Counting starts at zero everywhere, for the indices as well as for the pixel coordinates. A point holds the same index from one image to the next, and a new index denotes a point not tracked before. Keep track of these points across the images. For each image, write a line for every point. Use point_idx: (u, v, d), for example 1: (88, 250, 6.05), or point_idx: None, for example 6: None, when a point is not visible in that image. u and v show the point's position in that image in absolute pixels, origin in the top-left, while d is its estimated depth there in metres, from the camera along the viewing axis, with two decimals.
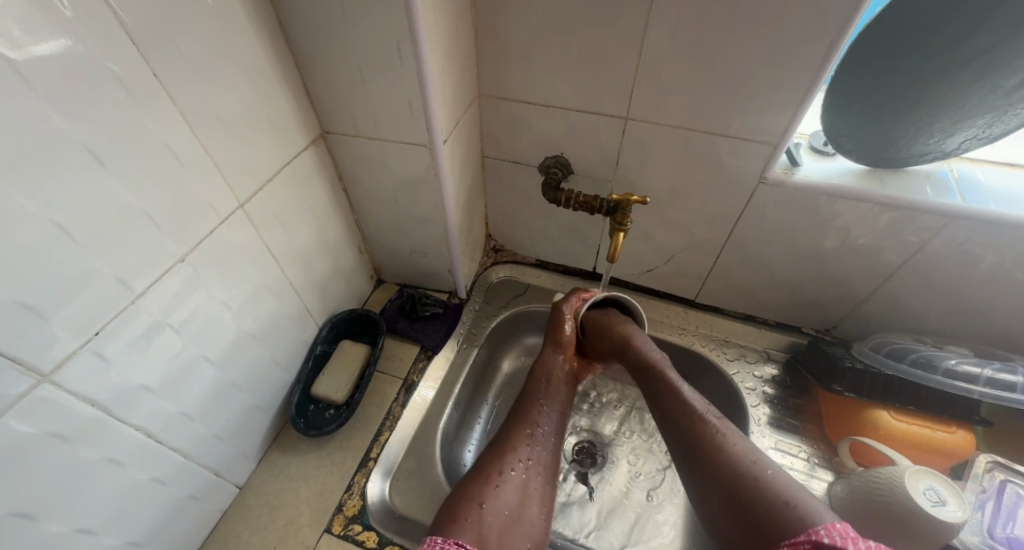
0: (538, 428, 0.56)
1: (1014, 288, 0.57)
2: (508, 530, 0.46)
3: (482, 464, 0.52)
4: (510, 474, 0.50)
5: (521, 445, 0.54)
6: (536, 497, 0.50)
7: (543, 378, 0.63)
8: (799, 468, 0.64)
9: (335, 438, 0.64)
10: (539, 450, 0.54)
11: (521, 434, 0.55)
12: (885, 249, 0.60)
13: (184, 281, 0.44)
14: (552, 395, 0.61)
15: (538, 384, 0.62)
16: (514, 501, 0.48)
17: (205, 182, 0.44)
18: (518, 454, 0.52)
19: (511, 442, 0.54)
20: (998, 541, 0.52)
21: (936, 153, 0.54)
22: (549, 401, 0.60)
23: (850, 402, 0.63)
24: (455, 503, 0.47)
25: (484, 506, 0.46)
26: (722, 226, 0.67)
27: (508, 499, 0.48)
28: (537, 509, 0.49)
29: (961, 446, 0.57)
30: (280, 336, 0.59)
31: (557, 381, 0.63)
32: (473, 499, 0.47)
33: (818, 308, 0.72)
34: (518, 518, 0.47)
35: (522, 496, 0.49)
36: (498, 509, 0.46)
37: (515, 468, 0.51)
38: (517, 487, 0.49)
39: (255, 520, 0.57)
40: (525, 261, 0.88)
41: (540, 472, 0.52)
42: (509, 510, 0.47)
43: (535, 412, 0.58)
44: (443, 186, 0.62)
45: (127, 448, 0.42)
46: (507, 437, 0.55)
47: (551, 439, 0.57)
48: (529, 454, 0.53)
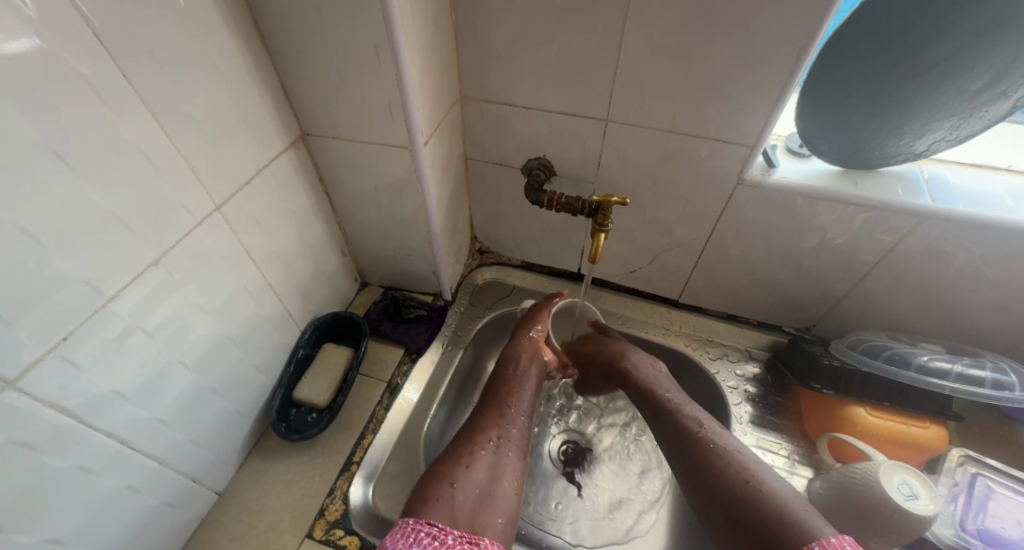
0: (507, 408, 0.57)
1: (982, 286, 0.58)
2: (480, 506, 0.45)
3: (453, 447, 0.52)
4: (481, 454, 0.50)
5: (491, 426, 0.54)
6: (508, 475, 0.50)
7: (512, 361, 0.64)
8: (780, 465, 0.65)
9: (318, 443, 0.63)
10: (509, 431, 0.55)
11: (489, 416, 0.56)
12: (860, 248, 0.61)
13: (158, 285, 0.43)
14: (522, 379, 0.62)
15: (508, 370, 0.63)
16: (485, 479, 0.48)
17: (178, 184, 0.43)
18: (487, 435, 0.53)
19: (480, 426, 0.54)
20: (970, 534, 0.53)
21: (907, 154, 0.56)
22: (520, 384, 0.61)
23: (828, 399, 0.64)
24: (425, 484, 0.47)
25: (455, 485, 0.46)
26: (703, 227, 0.68)
27: (478, 477, 0.48)
28: (509, 485, 0.49)
29: (934, 441, 0.59)
30: (259, 340, 0.59)
31: (525, 362, 0.63)
32: (444, 479, 0.47)
33: (798, 306, 0.73)
34: (491, 495, 0.47)
35: (493, 472, 0.49)
36: (470, 486, 0.46)
37: (485, 448, 0.51)
38: (488, 466, 0.49)
39: (234, 527, 0.56)
40: (510, 263, 0.89)
41: (511, 452, 0.53)
42: (480, 489, 0.47)
43: (505, 394, 0.59)
44: (426, 188, 0.62)
45: (99, 455, 0.41)
46: (479, 421, 0.56)
47: (521, 423, 0.57)
48: (498, 435, 0.53)
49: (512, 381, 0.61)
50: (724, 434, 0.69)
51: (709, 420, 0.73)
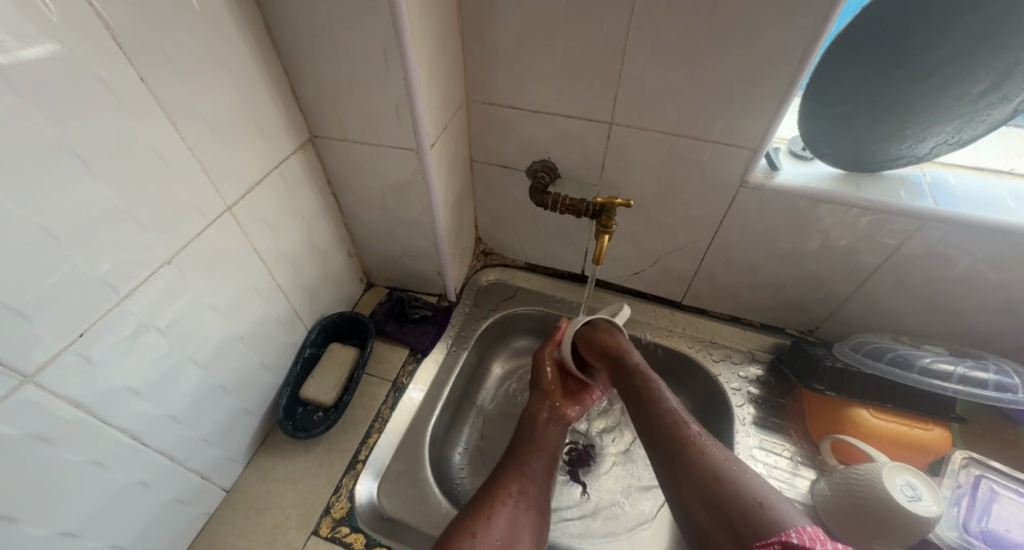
0: (528, 464, 0.57)
1: (985, 288, 0.59)
2: None
3: (477, 497, 0.53)
4: (501, 507, 0.51)
5: (512, 480, 0.55)
6: (528, 533, 0.51)
7: (530, 421, 0.63)
8: (783, 467, 0.65)
9: (324, 441, 0.64)
10: (530, 487, 0.55)
11: (511, 469, 0.56)
12: (863, 250, 0.62)
13: (170, 283, 0.44)
14: (542, 436, 0.61)
15: (527, 427, 0.63)
16: (506, 533, 0.49)
17: (191, 186, 0.44)
18: (508, 490, 0.53)
19: (501, 479, 0.55)
20: (974, 536, 0.53)
21: (909, 157, 0.56)
22: (540, 438, 0.61)
23: (832, 400, 0.64)
24: (449, 534, 0.48)
25: (476, 537, 0.48)
26: (706, 229, 0.69)
27: (499, 531, 0.49)
28: (528, 544, 0.50)
29: (937, 443, 0.59)
30: (268, 338, 0.60)
31: (544, 421, 0.63)
32: (466, 530, 0.48)
33: (801, 309, 0.74)
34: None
35: (512, 527, 0.50)
36: (491, 538, 0.48)
37: (505, 503, 0.52)
38: (508, 521, 0.50)
39: (241, 524, 0.57)
40: (515, 264, 0.89)
41: (530, 506, 0.53)
42: (501, 542, 0.48)
43: (527, 450, 0.59)
44: (432, 190, 0.62)
45: (112, 450, 0.42)
46: (500, 472, 0.56)
47: (540, 478, 0.57)
48: (519, 489, 0.54)
49: (532, 436, 0.61)
50: (727, 435, 0.69)
51: (712, 422, 0.74)
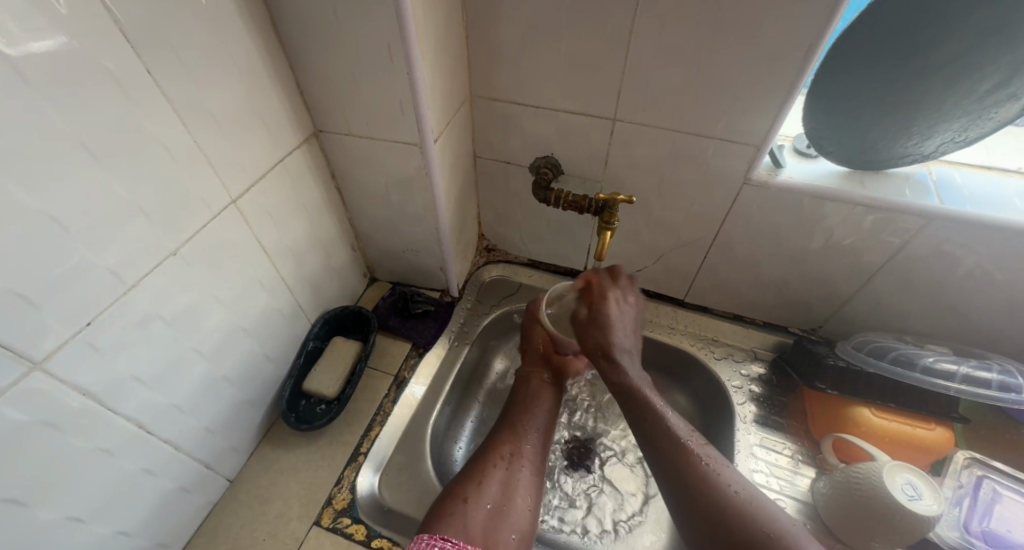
0: (521, 426, 0.60)
1: (989, 289, 0.58)
2: (492, 523, 0.49)
3: (472, 461, 0.55)
4: (495, 470, 0.54)
5: (505, 443, 0.57)
6: (521, 491, 0.53)
7: (523, 381, 0.67)
8: (783, 465, 0.66)
9: (326, 433, 0.64)
10: (524, 449, 0.58)
11: (504, 432, 0.59)
12: (867, 249, 0.62)
13: (175, 275, 0.44)
14: (536, 398, 0.64)
15: (521, 391, 0.65)
16: (498, 495, 0.51)
17: (198, 178, 0.45)
18: (501, 452, 0.56)
19: (495, 443, 0.57)
20: (975, 536, 0.53)
21: (915, 155, 0.56)
22: (531, 405, 0.63)
23: (833, 399, 0.63)
24: (442, 500, 0.50)
25: (467, 502, 0.50)
26: (709, 226, 0.69)
27: (492, 493, 0.51)
28: (523, 501, 0.52)
29: (939, 444, 0.58)
30: (271, 331, 0.60)
31: (537, 381, 0.66)
32: (458, 495, 0.50)
33: (803, 307, 0.74)
34: (504, 510, 0.50)
35: (506, 489, 0.52)
36: (482, 503, 0.50)
37: (497, 465, 0.54)
38: (501, 482, 0.53)
39: (245, 513, 0.57)
40: (517, 260, 0.90)
41: (524, 466, 0.56)
42: (494, 506, 0.50)
43: (520, 412, 0.62)
44: (435, 184, 0.63)
45: (118, 438, 0.42)
46: (495, 438, 0.59)
47: (535, 442, 0.59)
48: (511, 452, 0.56)
49: (525, 397, 0.64)
50: (728, 433, 0.69)
51: (713, 419, 0.74)
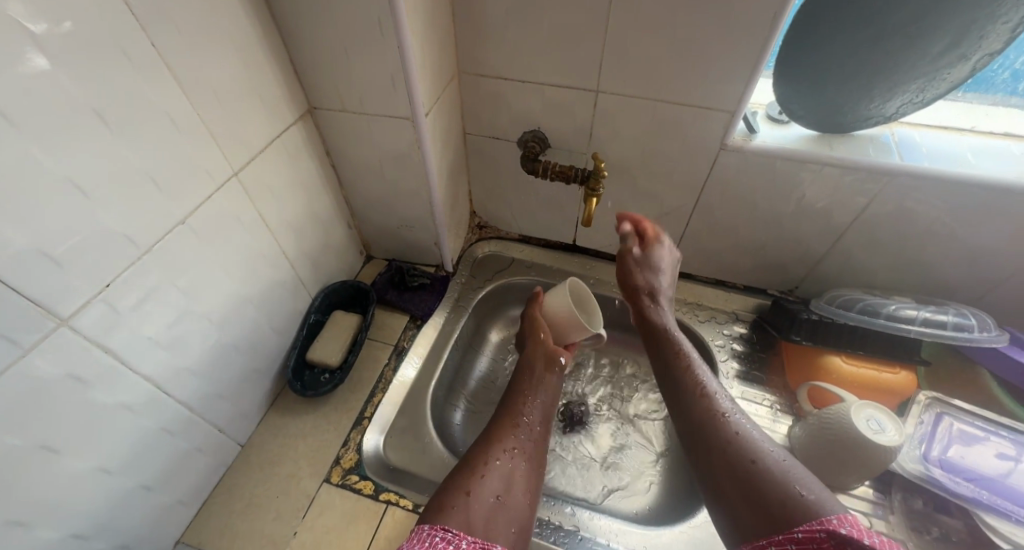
0: (524, 414, 0.57)
1: (947, 241, 0.63)
2: (495, 517, 0.45)
3: (471, 451, 0.52)
4: (496, 461, 0.50)
5: (507, 433, 0.54)
6: (522, 482, 0.50)
7: (528, 367, 0.64)
8: (764, 414, 0.70)
9: (331, 400, 0.67)
10: (526, 439, 0.54)
11: (505, 422, 0.56)
12: (836, 208, 0.65)
13: (185, 243, 0.47)
14: (538, 385, 0.62)
15: (521, 378, 0.63)
16: (500, 487, 0.48)
17: (202, 149, 0.47)
18: (504, 444, 0.52)
19: (496, 432, 0.54)
20: (932, 464, 0.57)
21: (878, 118, 0.59)
22: (535, 391, 0.61)
23: (807, 349, 0.68)
24: (443, 492, 0.46)
25: (470, 495, 0.46)
26: (690, 193, 0.72)
27: (494, 484, 0.48)
28: (524, 494, 0.49)
29: (902, 384, 0.63)
30: (275, 301, 0.63)
31: (542, 366, 0.64)
32: (460, 488, 0.46)
33: (780, 269, 0.78)
34: (505, 503, 0.47)
35: (508, 481, 0.49)
36: (485, 496, 0.46)
37: (500, 457, 0.51)
38: (503, 474, 0.49)
39: (257, 474, 0.60)
40: (509, 237, 0.94)
41: (527, 455, 0.52)
42: (496, 497, 0.47)
43: (520, 399, 0.59)
44: (428, 158, 0.65)
45: (137, 394, 0.45)
46: (490, 428, 0.55)
47: (530, 431, 0.55)
48: (513, 442, 0.53)
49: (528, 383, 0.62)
50: None
51: None
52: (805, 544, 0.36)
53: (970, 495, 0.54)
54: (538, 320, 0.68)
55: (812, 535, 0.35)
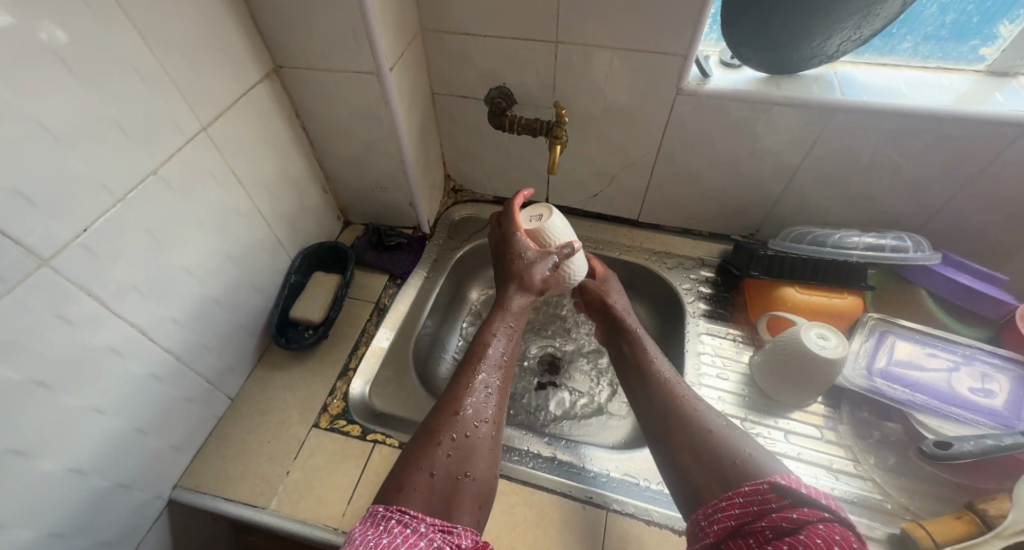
0: (492, 372, 0.53)
1: (889, 174, 0.67)
2: (458, 495, 0.44)
3: (435, 419, 0.48)
4: (462, 433, 0.47)
5: (473, 396, 0.50)
6: (487, 453, 0.48)
7: (501, 314, 0.59)
8: (728, 346, 0.75)
9: (316, 354, 0.70)
10: (492, 403, 0.51)
11: (472, 383, 0.51)
12: (788, 148, 0.69)
13: (158, 193, 0.48)
14: (511, 337, 0.57)
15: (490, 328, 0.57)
16: (465, 464, 0.46)
17: (168, 101, 0.48)
18: (471, 412, 0.49)
19: (461, 395, 0.50)
20: (875, 377, 0.62)
21: (821, 56, 0.63)
22: (507, 345, 0.56)
23: (764, 283, 0.72)
24: (404, 469, 0.44)
25: (435, 477, 0.44)
26: (652, 142, 0.75)
27: (459, 461, 0.45)
28: (488, 464, 0.47)
29: (850, 308, 0.67)
30: (254, 260, 0.65)
31: (517, 316, 0.59)
32: (422, 468, 0.44)
33: (741, 214, 0.82)
34: (469, 478, 0.45)
35: (472, 454, 0.46)
36: (449, 475, 0.44)
37: (466, 428, 0.48)
38: (468, 448, 0.47)
39: (248, 423, 0.63)
40: (484, 199, 0.96)
41: (493, 422, 0.50)
42: (461, 475, 0.45)
43: (488, 353, 0.54)
44: (395, 114, 0.67)
45: (123, 339, 0.47)
46: (449, 391, 0.51)
47: (492, 394, 0.51)
48: (481, 408, 0.49)
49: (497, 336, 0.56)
50: (681, 326, 0.79)
51: (670, 321, 0.83)
52: (749, 495, 0.42)
53: (905, 399, 0.59)
54: (520, 269, 0.61)
55: (756, 487, 0.42)
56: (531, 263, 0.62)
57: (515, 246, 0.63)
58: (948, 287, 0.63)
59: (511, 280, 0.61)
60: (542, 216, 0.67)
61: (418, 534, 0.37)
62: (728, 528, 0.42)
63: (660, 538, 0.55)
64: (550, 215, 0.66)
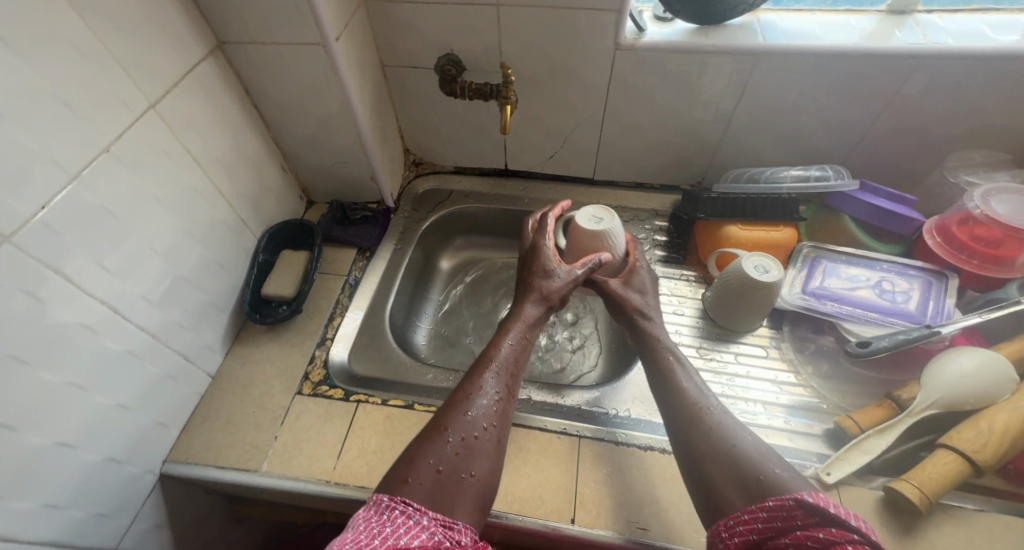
0: (501, 381, 0.55)
1: (813, 112, 0.73)
2: (461, 494, 0.44)
3: (443, 417, 0.50)
4: (468, 433, 0.49)
5: (481, 398, 0.52)
6: (491, 455, 0.49)
7: (513, 324, 0.61)
8: (683, 285, 0.80)
9: (292, 328, 0.72)
10: (500, 408, 0.52)
11: (480, 386, 0.53)
12: (722, 94, 0.74)
13: (112, 171, 0.49)
14: (520, 349, 0.59)
15: (500, 337, 0.60)
16: (469, 463, 0.47)
17: (112, 78, 0.48)
18: (478, 413, 0.50)
19: (469, 396, 0.52)
20: (810, 295, 0.69)
21: (744, 5, 0.66)
22: (517, 356, 0.58)
23: (710, 224, 0.77)
24: (410, 461, 0.46)
25: (440, 473, 0.45)
26: (598, 98, 0.79)
27: (464, 461, 0.47)
28: (492, 467, 0.48)
29: (786, 240, 0.73)
30: (218, 238, 0.66)
31: (528, 327, 0.61)
32: (430, 463, 0.45)
33: (688, 163, 0.87)
34: (472, 479, 0.46)
35: (477, 455, 0.48)
36: (454, 473, 0.45)
37: (473, 430, 0.49)
38: (473, 449, 0.48)
39: (231, 397, 0.65)
40: (445, 170, 0.98)
41: (500, 428, 0.51)
42: (465, 474, 0.46)
43: (495, 362, 0.56)
44: (346, 85, 0.68)
45: (95, 315, 0.48)
46: (461, 389, 0.53)
47: (499, 397, 0.53)
48: (488, 412, 0.51)
49: (502, 344, 0.58)
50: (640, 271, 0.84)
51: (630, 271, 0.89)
52: (774, 512, 0.40)
53: (835, 312, 0.66)
54: (540, 280, 0.65)
55: (781, 503, 0.40)
56: (552, 278, 0.65)
57: (542, 258, 0.67)
58: (873, 213, 0.69)
59: (528, 292, 0.65)
60: (601, 220, 0.70)
61: (420, 526, 0.38)
62: (751, 542, 0.40)
63: (629, 456, 0.59)
64: (610, 220, 0.70)
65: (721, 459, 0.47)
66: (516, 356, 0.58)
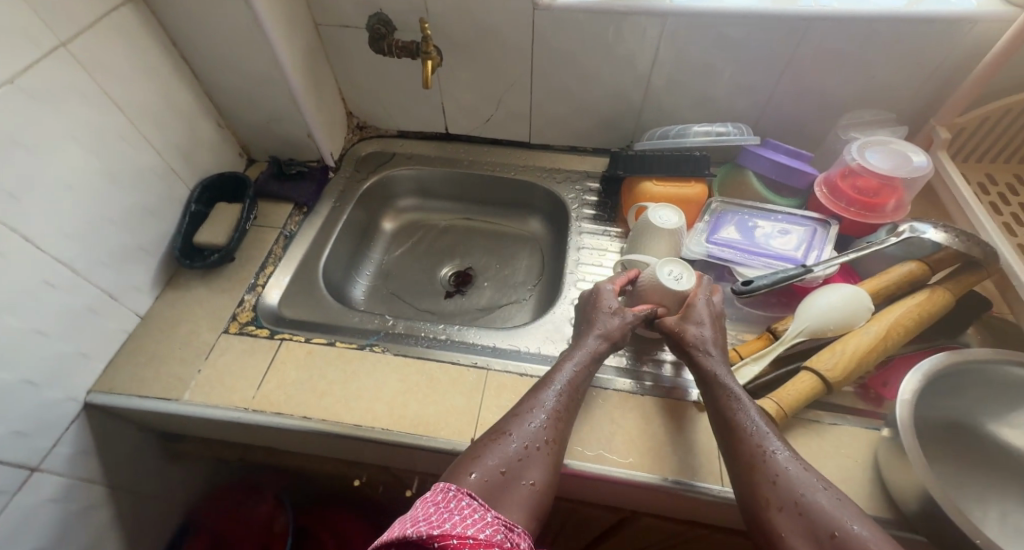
0: (562, 402, 0.53)
1: (721, 74, 0.77)
2: (519, 501, 0.45)
3: (507, 424, 0.50)
4: (529, 445, 0.48)
5: (541, 413, 0.51)
6: (548, 472, 0.48)
7: (575, 349, 0.58)
8: (604, 239, 0.85)
9: (224, 275, 0.75)
10: (559, 427, 0.51)
11: (543, 402, 0.52)
12: (637, 56, 0.78)
13: (18, 103, 0.51)
14: (585, 375, 0.56)
15: (565, 357, 0.58)
16: (524, 472, 0.47)
17: (17, 14, 0.50)
18: (541, 427, 0.50)
19: (529, 410, 0.51)
20: (712, 244, 0.73)
21: None
22: (578, 380, 0.55)
23: (629, 180, 0.82)
24: (475, 458, 0.47)
25: (504, 475, 0.46)
26: (524, 60, 0.82)
27: (523, 469, 0.47)
28: (548, 483, 0.48)
29: (696, 194, 0.77)
30: (144, 184, 0.68)
31: (592, 360, 0.57)
32: (495, 465, 0.46)
33: (615, 126, 0.91)
34: (531, 488, 0.46)
35: (532, 468, 0.47)
36: (514, 478, 0.46)
37: (534, 442, 0.49)
38: (531, 460, 0.48)
39: (158, 335, 0.68)
40: (388, 134, 1.01)
41: (556, 447, 0.50)
42: (523, 481, 0.46)
43: (560, 381, 0.55)
44: (270, 38, 0.70)
45: (6, 242, 0.50)
46: (523, 401, 0.53)
47: (558, 415, 0.52)
48: (548, 428, 0.50)
49: (565, 363, 0.57)
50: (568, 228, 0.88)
51: (560, 229, 0.94)
52: None
53: (732, 258, 0.71)
54: (599, 316, 0.61)
55: None
56: (614, 314, 0.61)
57: (600, 296, 0.63)
58: (770, 166, 0.74)
59: (589, 326, 0.60)
60: (678, 276, 0.63)
61: (486, 521, 0.36)
62: None
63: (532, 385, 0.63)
64: (681, 271, 0.64)
65: (784, 502, 0.43)
66: (579, 382, 0.55)
